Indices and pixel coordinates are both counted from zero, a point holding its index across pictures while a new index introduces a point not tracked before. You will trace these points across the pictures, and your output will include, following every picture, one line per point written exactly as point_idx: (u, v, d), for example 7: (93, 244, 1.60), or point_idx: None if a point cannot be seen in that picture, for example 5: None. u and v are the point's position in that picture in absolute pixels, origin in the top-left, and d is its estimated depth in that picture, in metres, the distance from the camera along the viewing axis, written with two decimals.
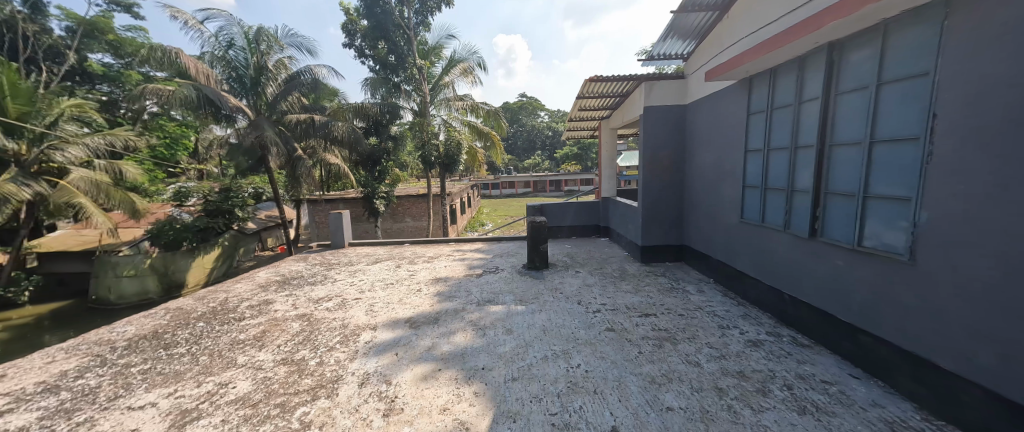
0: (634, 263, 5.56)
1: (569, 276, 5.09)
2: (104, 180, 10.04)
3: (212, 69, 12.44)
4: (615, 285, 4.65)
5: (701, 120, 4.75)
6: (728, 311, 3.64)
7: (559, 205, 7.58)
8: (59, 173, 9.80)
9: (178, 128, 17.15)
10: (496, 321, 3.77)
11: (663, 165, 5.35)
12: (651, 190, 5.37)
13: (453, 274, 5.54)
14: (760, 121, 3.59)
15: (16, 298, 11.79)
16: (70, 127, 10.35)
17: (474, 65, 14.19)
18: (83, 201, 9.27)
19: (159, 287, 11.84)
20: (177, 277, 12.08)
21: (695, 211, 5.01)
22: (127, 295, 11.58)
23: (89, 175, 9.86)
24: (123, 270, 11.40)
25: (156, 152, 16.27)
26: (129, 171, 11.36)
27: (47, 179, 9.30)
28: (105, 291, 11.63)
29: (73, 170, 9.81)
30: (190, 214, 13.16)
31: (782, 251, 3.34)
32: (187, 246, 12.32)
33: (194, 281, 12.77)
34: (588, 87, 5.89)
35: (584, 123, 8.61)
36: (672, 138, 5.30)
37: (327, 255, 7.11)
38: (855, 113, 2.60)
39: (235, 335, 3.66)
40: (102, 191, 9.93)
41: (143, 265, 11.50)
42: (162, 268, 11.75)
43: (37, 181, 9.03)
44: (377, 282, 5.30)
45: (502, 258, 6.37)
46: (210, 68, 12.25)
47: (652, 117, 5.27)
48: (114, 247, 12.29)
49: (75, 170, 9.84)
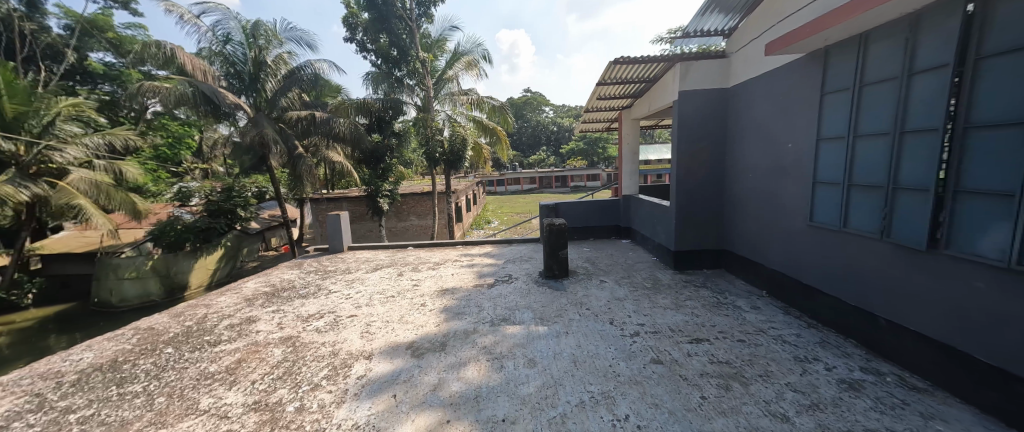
0: (665, 270, 4.89)
1: (594, 288, 4.43)
2: (106, 180, 9.58)
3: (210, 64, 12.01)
4: (651, 299, 3.98)
5: (750, 106, 4.07)
6: (800, 337, 2.97)
7: (575, 205, 6.92)
8: (60, 174, 9.41)
9: (181, 127, 16.78)
10: (514, 348, 3.14)
11: (700, 159, 4.66)
12: (686, 187, 4.69)
13: (462, 285, 4.91)
14: (844, 101, 2.90)
15: (19, 302, 11.46)
16: (70, 128, 9.82)
17: (479, 58, 13.53)
18: (83, 203, 8.81)
19: (162, 290, 11.48)
20: (179, 279, 11.68)
21: (740, 213, 4.34)
22: (129, 298, 11.16)
23: (90, 176, 9.43)
24: (125, 272, 11.01)
25: (159, 151, 15.85)
26: (130, 172, 10.88)
27: (47, 180, 8.92)
28: (106, 294, 11.12)
29: (73, 170, 9.40)
30: (193, 214, 12.57)
31: (878, 264, 2.66)
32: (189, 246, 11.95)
33: (195, 283, 12.37)
34: (612, 71, 5.17)
35: (601, 115, 7.94)
36: (711, 127, 4.61)
37: (324, 261, 6.53)
38: (1007, 82, 1.91)
39: (205, 366, 3.07)
40: (102, 192, 9.47)
41: (145, 267, 11.12)
42: (164, 269, 11.35)
43: (36, 183, 8.63)
44: (376, 294, 4.68)
45: (515, 265, 5.73)
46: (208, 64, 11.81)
47: (690, 104, 4.57)
48: (117, 247, 11.85)
49: (75, 171, 9.44)
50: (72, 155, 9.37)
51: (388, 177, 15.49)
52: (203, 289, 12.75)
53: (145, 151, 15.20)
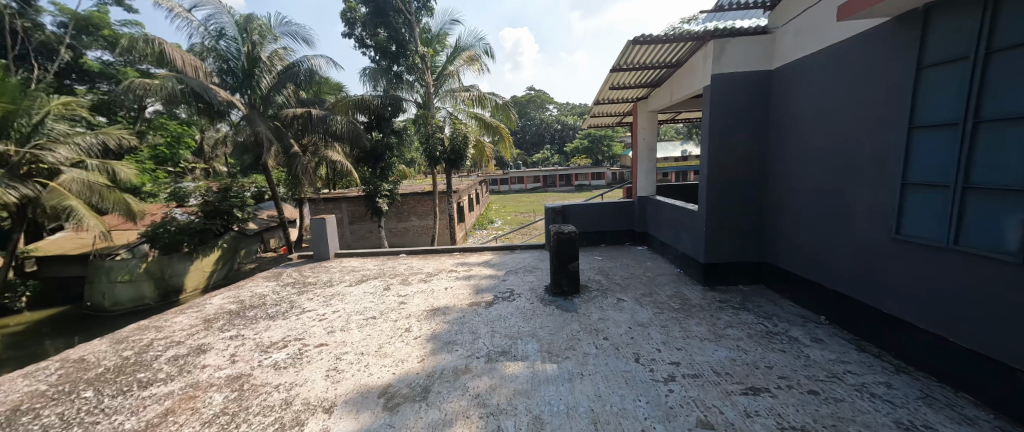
0: (694, 286, 4.17)
1: (611, 309, 3.74)
2: (99, 180, 9.17)
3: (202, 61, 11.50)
4: (682, 326, 3.28)
5: (806, 90, 3.35)
6: (892, 390, 2.26)
7: (585, 207, 6.22)
8: (49, 174, 8.98)
9: (180, 126, 16.51)
10: (515, 397, 2.44)
11: (738, 155, 3.95)
12: (719, 188, 3.98)
13: (455, 304, 4.21)
14: (954, 76, 2.17)
15: (13, 304, 11.07)
16: (60, 127, 9.67)
17: (481, 53, 12.84)
18: (73, 204, 8.41)
19: (156, 293, 10.79)
20: (175, 281, 11.08)
21: (789, 220, 3.62)
22: (122, 301, 10.55)
23: (82, 176, 8.98)
24: (117, 274, 10.41)
25: (158, 151, 15.45)
26: (123, 172, 10.43)
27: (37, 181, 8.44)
28: (99, 297, 10.59)
29: (64, 171, 9.01)
30: (189, 215, 11.95)
31: (1012, 297, 1.93)
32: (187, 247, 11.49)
33: (193, 285, 11.69)
34: (629, 54, 4.43)
35: (614, 108, 7.19)
36: (751, 116, 3.89)
37: (305, 271, 5.88)
38: None
39: (121, 421, 2.41)
40: (94, 193, 9.09)
41: (139, 270, 10.49)
42: (159, 272, 10.76)
43: (25, 183, 8.15)
44: (354, 315, 3.99)
45: (517, 277, 5.03)
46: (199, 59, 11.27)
47: (725, 89, 3.84)
48: (111, 250, 11.33)
49: (66, 172, 9.03)
50: (64, 155, 9.08)
51: (388, 176, 14.78)
52: (201, 292, 12.16)
53: (143, 149, 14.82)
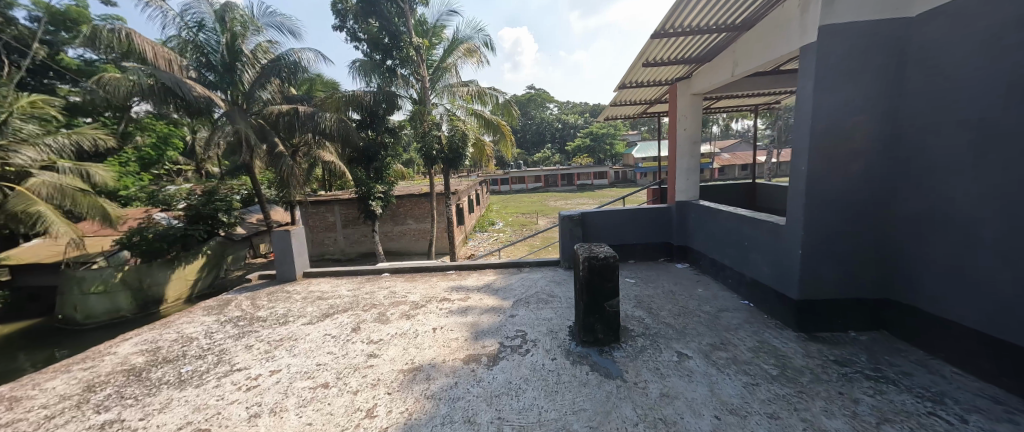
0: (781, 334, 2.94)
1: (673, 376, 2.51)
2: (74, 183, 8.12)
3: (179, 55, 10.31)
4: (803, 418, 2.03)
5: (986, 40, 2.09)
6: None
7: (610, 215, 4.99)
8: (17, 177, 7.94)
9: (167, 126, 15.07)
10: None
11: (853, 148, 2.73)
12: (824, 195, 2.79)
13: (445, 359, 2.96)
14: None
15: None
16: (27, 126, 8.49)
17: (481, 45, 11.66)
18: (44, 209, 7.35)
19: (133, 304, 9.39)
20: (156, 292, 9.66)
21: (949, 243, 2.36)
22: (95, 314, 9.00)
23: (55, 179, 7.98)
24: (90, 285, 8.88)
25: (141, 152, 14.06)
26: (98, 174, 9.17)
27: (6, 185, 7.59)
28: (68, 309, 9.02)
29: (35, 173, 7.99)
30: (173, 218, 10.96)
31: None
32: (168, 254, 10.03)
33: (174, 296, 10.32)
34: (684, 8, 3.18)
35: (640, 95, 5.90)
36: (873, 90, 2.66)
37: (259, 299, 4.66)
38: None
39: None
40: (68, 197, 8.01)
41: (114, 280, 9.03)
42: (137, 282, 9.35)
43: None
44: (299, 381, 2.76)
45: (530, 311, 3.80)
46: (177, 55, 10.08)
47: (831, 50, 2.65)
48: (89, 256, 9.78)
49: (38, 174, 7.99)
50: (33, 158, 8.09)
51: (383, 177, 13.49)
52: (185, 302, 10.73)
53: (126, 150, 13.54)
